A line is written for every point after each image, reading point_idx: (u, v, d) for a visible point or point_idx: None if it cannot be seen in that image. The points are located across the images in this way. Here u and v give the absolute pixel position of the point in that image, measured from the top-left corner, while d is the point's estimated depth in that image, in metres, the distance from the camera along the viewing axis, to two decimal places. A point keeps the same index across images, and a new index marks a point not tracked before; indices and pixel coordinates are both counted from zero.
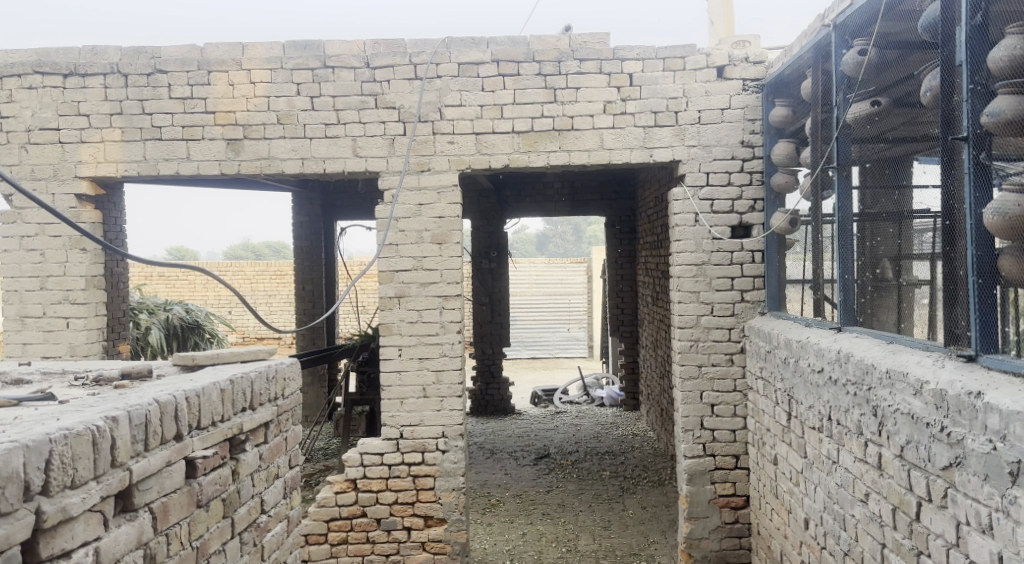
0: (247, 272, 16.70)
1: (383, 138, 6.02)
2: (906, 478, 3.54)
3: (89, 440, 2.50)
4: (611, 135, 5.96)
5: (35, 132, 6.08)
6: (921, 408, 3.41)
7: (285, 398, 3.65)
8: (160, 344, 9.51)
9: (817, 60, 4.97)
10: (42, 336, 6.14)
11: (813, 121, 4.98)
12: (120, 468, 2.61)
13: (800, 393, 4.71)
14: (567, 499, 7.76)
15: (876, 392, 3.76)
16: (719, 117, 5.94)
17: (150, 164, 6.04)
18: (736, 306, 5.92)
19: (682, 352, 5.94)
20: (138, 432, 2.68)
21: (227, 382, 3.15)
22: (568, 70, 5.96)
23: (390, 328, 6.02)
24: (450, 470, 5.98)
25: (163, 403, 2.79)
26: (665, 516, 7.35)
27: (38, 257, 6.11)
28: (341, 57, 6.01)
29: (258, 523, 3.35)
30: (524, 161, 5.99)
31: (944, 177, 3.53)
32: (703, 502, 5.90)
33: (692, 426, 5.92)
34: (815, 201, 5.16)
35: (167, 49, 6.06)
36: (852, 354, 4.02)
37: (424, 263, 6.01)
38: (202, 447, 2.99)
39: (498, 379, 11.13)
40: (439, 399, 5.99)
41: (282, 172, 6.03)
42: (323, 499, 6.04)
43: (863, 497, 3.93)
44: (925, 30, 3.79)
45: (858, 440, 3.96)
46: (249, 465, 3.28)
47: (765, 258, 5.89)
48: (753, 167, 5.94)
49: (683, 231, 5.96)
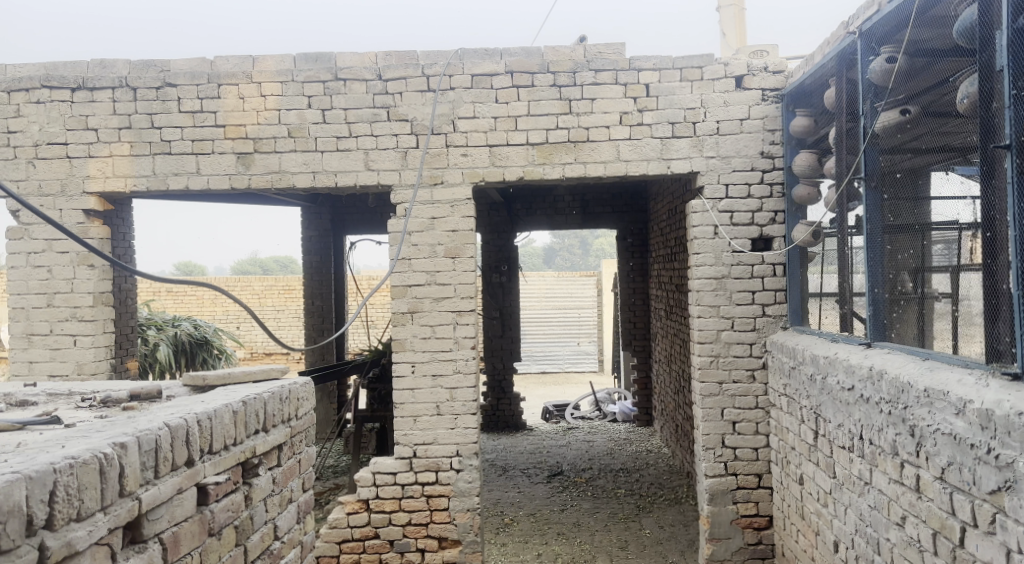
0: (256, 287, 16.65)
1: (395, 151, 5.91)
2: (948, 502, 3.39)
3: (96, 469, 2.37)
4: (628, 146, 5.84)
5: (43, 147, 6.00)
6: (964, 428, 3.27)
7: (299, 419, 3.53)
8: (168, 360, 9.40)
9: (841, 69, 4.85)
10: (49, 354, 6.03)
11: (839, 132, 4.88)
12: (129, 498, 2.49)
13: (827, 410, 4.58)
14: (582, 518, 7.59)
15: (912, 411, 3.62)
16: (738, 128, 5.82)
17: (160, 179, 5.95)
18: (758, 320, 5.78)
19: (702, 368, 5.79)
20: (148, 459, 2.56)
21: (239, 404, 3.03)
22: (582, 81, 5.85)
23: (402, 344, 5.90)
24: (464, 490, 5.84)
25: (173, 427, 2.67)
26: (684, 535, 7.18)
27: (46, 273, 6.01)
28: (352, 69, 5.92)
29: (271, 550, 3.22)
30: (538, 173, 5.87)
31: (984, 186, 3.43)
32: (725, 522, 5.74)
33: (713, 445, 5.76)
34: (840, 212, 4.99)
35: (176, 62, 5.99)
36: (885, 372, 3.88)
37: (437, 277, 5.89)
38: (214, 473, 2.86)
39: (509, 394, 10.97)
40: (453, 417, 5.85)
41: (294, 185, 5.93)
42: (334, 521, 5.89)
43: (900, 521, 3.78)
44: (960, 35, 3.67)
45: (893, 461, 3.82)
46: (262, 490, 3.16)
47: (787, 272, 5.76)
48: (773, 179, 5.82)
49: (703, 243, 5.82)
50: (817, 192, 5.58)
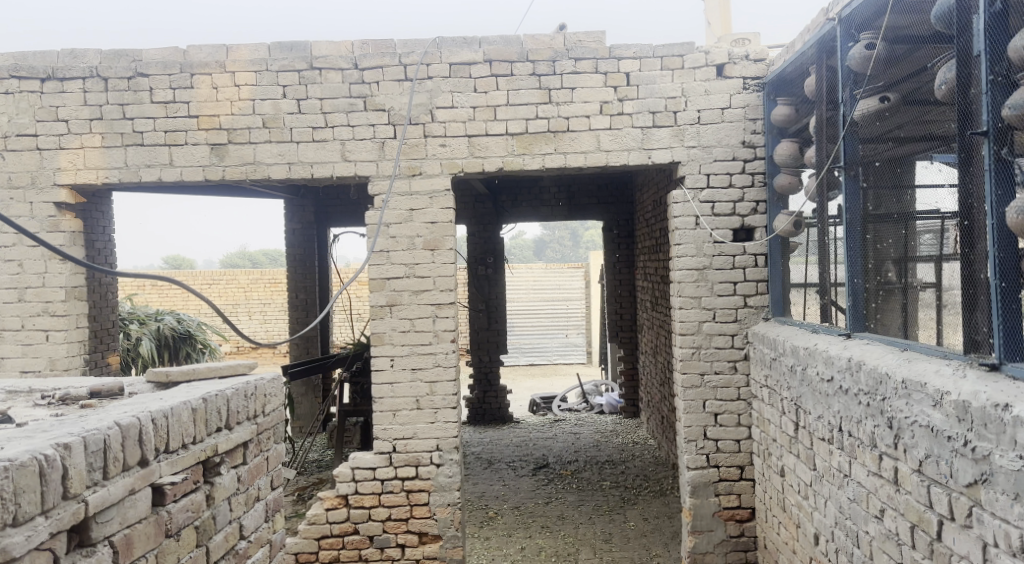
0: (242, 280, 16.53)
1: (372, 141, 5.82)
2: (925, 495, 3.35)
3: (36, 471, 2.30)
4: (608, 136, 5.77)
5: (12, 138, 5.89)
6: (941, 421, 3.22)
7: (265, 416, 3.45)
8: (150, 355, 9.28)
9: (821, 56, 4.79)
10: (22, 350, 5.93)
11: (818, 121, 4.83)
12: (73, 501, 2.42)
13: (807, 402, 4.52)
14: (566, 511, 7.54)
15: (890, 403, 3.57)
16: (719, 117, 5.75)
17: (132, 171, 5.84)
18: (739, 311, 5.73)
19: (683, 359, 5.74)
20: (96, 459, 2.49)
21: (198, 401, 2.95)
22: (563, 70, 5.77)
23: (381, 338, 5.82)
24: (445, 484, 5.78)
25: (124, 427, 2.60)
26: (668, 527, 7.14)
27: (16, 267, 5.90)
28: (328, 58, 5.82)
29: (236, 550, 3.15)
30: (518, 164, 5.79)
31: (962, 174, 3.37)
32: (707, 515, 5.70)
33: (695, 437, 5.71)
34: (820, 202, 4.93)
35: (148, 52, 5.87)
36: (864, 363, 3.83)
37: (416, 270, 5.82)
38: (171, 473, 2.79)
39: (495, 386, 10.91)
40: (433, 411, 5.78)
41: (269, 177, 5.84)
42: (313, 517, 5.82)
43: (878, 514, 3.74)
44: (938, 19, 3.59)
45: (871, 454, 3.76)
46: (226, 489, 3.08)
47: (769, 263, 5.71)
48: (755, 169, 5.75)
49: (684, 234, 5.76)
50: (800, 182, 5.51)
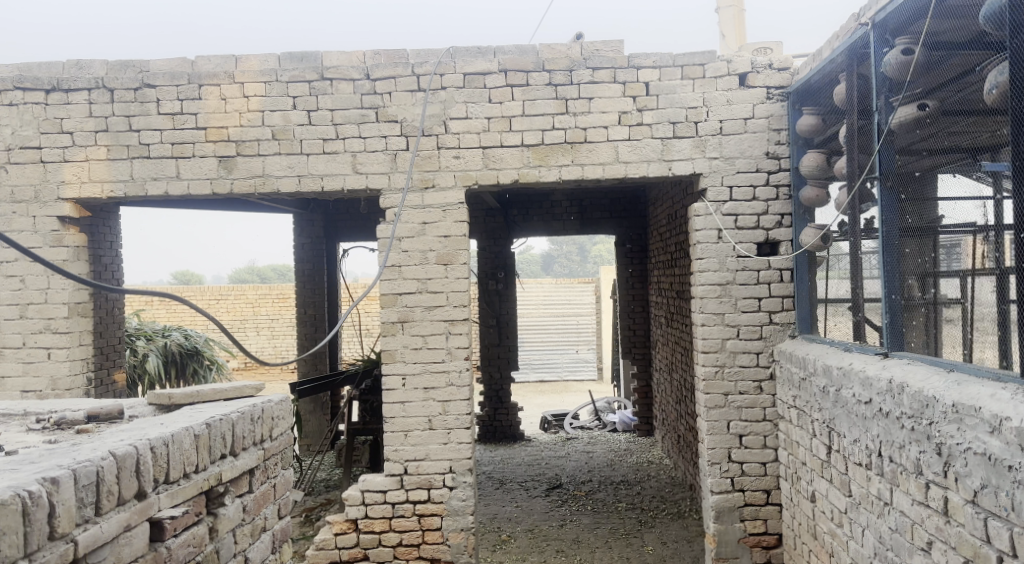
0: (250, 296, 16.37)
1: (384, 153, 5.65)
2: (981, 529, 3.14)
3: (19, 510, 2.17)
4: (627, 147, 5.58)
5: (16, 151, 5.73)
6: (1000, 449, 3.03)
7: (272, 440, 3.27)
8: (158, 371, 9.08)
9: (851, 63, 4.63)
10: (22, 368, 5.74)
11: (848, 130, 4.67)
12: (61, 541, 2.27)
13: (842, 425, 4.30)
14: (582, 534, 7.30)
15: (939, 428, 3.37)
16: (742, 128, 5.56)
17: (138, 184, 5.67)
18: (765, 328, 5.52)
19: (706, 378, 5.52)
20: (87, 494, 2.36)
21: (201, 426, 2.81)
22: (579, 79, 5.60)
23: (393, 356, 5.62)
24: (458, 508, 5.55)
25: (119, 457, 2.47)
26: (688, 552, 6.89)
27: (18, 283, 5.74)
28: (339, 69, 5.66)
29: None
30: (534, 176, 5.61)
31: (1016, 183, 3.21)
32: (732, 541, 5.46)
33: (719, 459, 5.48)
34: (851, 215, 4.74)
35: (155, 62, 5.73)
36: (907, 385, 3.63)
37: (429, 285, 5.62)
38: (171, 505, 2.66)
39: (507, 404, 10.68)
40: (446, 432, 5.58)
41: (278, 190, 5.66)
42: (321, 542, 5.61)
43: (925, 546, 3.52)
44: (987, 21, 3.42)
45: (917, 481, 3.55)
46: (230, 520, 2.92)
47: (795, 278, 5.49)
48: (779, 181, 5.56)
49: (706, 248, 5.55)
50: (826, 194, 5.28)
